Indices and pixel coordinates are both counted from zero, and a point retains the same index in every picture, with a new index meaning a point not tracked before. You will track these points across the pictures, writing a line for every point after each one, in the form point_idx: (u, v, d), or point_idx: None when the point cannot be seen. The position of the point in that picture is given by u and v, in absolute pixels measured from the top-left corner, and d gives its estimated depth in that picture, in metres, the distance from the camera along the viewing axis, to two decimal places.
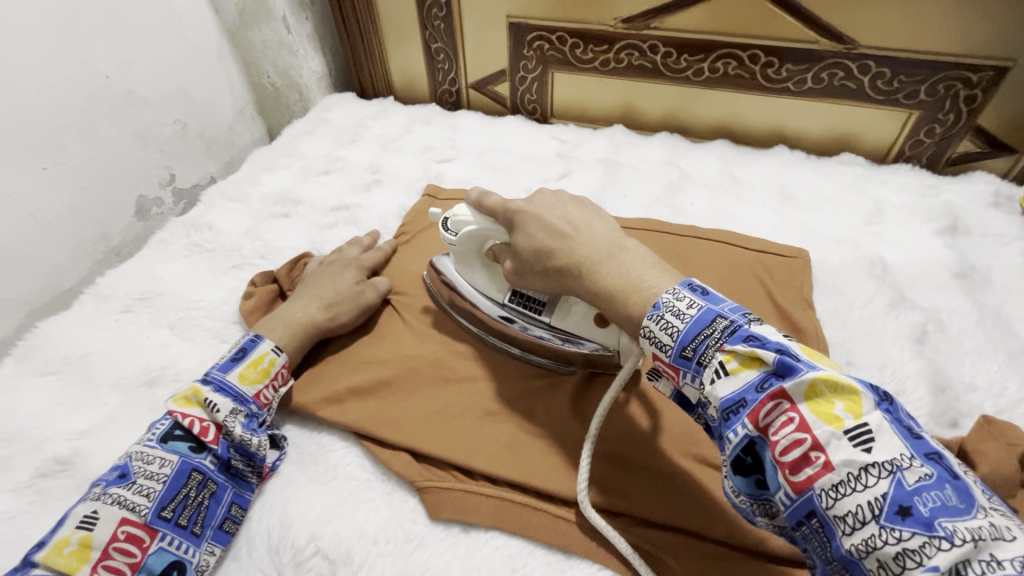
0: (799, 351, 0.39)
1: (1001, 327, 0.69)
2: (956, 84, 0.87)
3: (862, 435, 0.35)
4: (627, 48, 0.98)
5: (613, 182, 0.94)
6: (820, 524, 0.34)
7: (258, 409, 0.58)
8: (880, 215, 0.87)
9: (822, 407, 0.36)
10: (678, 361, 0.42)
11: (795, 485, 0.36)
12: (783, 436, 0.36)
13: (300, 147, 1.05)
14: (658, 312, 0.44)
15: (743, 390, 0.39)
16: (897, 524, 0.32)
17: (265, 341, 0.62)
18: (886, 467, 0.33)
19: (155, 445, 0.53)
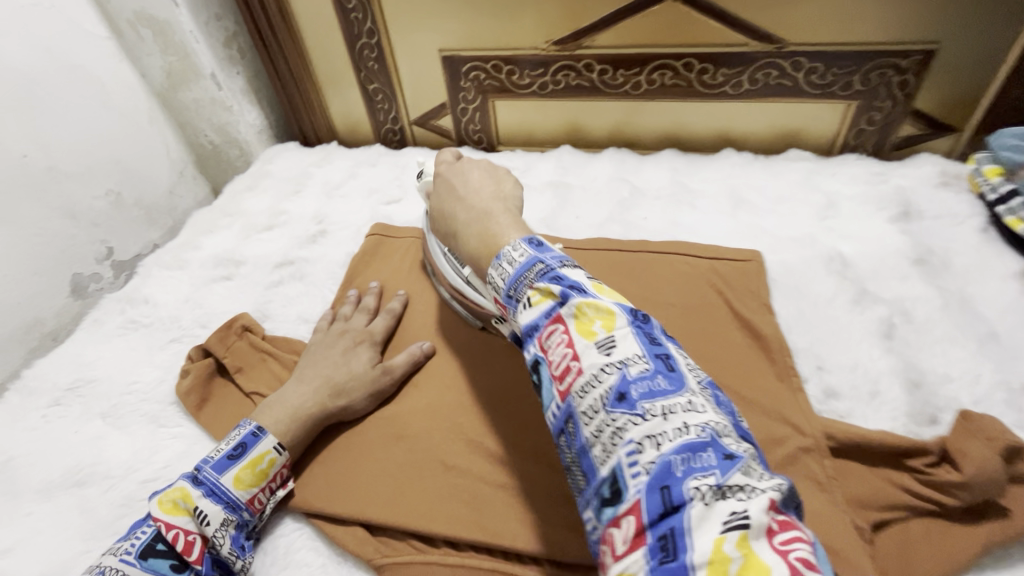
0: (653, 324, 0.42)
1: (967, 312, 0.68)
2: (887, 71, 0.88)
3: (622, 348, 0.39)
4: (562, 69, 0.98)
5: (564, 205, 0.92)
6: (586, 426, 0.37)
7: (250, 517, 0.53)
8: (834, 208, 0.86)
9: (587, 324, 0.40)
10: (504, 297, 0.45)
11: (567, 394, 0.39)
12: (557, 350, 0.40)
13: (242, 204, 1.01)
14: (498, 262, 0.47)
15: (537, 315, 0.42)
16: (640, 419, 0.36)
17: (268, 436, 0.57)
18: (634, 373, 0.37)
19: (132, 562, 0.48)
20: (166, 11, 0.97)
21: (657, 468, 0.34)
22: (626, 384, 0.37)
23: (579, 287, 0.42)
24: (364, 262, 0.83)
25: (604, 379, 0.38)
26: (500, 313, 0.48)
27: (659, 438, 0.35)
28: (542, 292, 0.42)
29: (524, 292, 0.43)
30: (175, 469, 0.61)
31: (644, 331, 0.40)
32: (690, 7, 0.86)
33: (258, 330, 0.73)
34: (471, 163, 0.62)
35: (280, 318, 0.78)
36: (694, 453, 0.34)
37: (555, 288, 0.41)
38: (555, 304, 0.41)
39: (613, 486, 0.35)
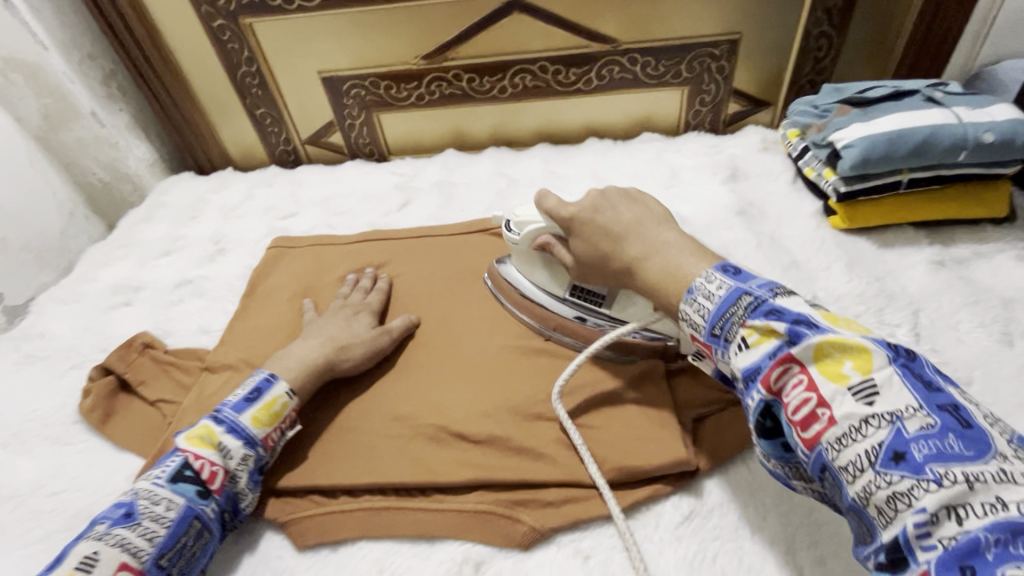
0: (920, 361, 0.41)
1: (774, 248, 0.82)
2: (706, 59, 1.04)
3: (888, 399, 0.39)
4: (435, 80, 1.08)
5: (449, 201, 1.02)
6: (851, 485, 0.38)
7: (263, 454, 0.59)
8: (677, 178, 1.00)
9: (834, 367, 0.41)
10: (707, 335, 0.49)
11: (816, 444, 0.40)
12: (796, 394, 0.42)
13: (138, 235, 1.03)
14: (691, 297, 0.51)
15: (760, 355, 0.44)
16: (931, 484, 0.35)
17: (280, 383, 0.63)
18: (912, 431, 0.37)
19: (163, 485, 0.53)
20: (34, 55, 1.00)
21: (959, 543, 0.33)
22: (904, 442, 0.37)
23: (804, 322, 0.43)
24: (261, 272, 0.88)
25: (873, 433, 0.38)
26: (702, 351, 0.51)
27: (962, 511, 0.34)
28: (761, 329, 0.45)
29: (736, 330, 0.46)
30: (83, 479, 0.64)
31: (912, 373, 0.40)
32: (532, 16, 0.99)
33: (158, 344, 0.76)
34: (605, 190, 0.64)
35: (181, 332, 0.82)
36: (1015, 537, 0.32)
37: (778, 327, 0.44)
38: (784, 343, 0.43)
39: (894, 552, 0.36)
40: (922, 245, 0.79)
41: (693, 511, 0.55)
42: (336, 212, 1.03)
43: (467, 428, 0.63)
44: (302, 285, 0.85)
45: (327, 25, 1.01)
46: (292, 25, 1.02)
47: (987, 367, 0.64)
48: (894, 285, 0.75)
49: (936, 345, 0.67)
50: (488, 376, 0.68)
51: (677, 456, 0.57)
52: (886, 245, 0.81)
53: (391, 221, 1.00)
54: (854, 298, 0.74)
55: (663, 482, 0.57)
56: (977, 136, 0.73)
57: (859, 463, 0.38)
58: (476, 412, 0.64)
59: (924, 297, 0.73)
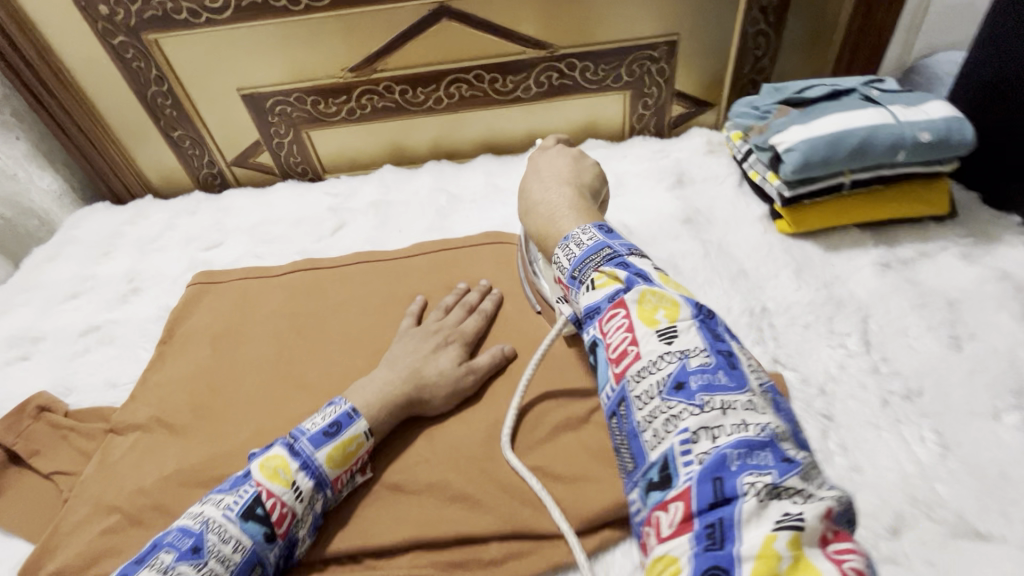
0: (716, 321, 0.46)
1: (721, 257, 0.80)
2: (645, 62, 1.01)
3: (683, 339, 0.43)
4: (364, 93, 1.01)
5: (386, 222, 0.96)
6: (641, 411, 0.42)
7: (330, 495, 0.53)
8: (623, 186, 0.97)
9: (650, 312, 0.45)
10: (568, 277, 0.53)
11: (622, 377, 0.45)
12: (617, 333, 0.46)
13: (42, 277, 0.93)
14: (566, 244, 0.55)
15: (602, 297, 0.48)
16: (698, 410, 0.40)
17: (360, 420, 0.56)
18: (694, 365, 0.42)
19: (234, 520, 0.46)
20: None
21: (711, 459, 0.37)
22: (685, 373, 0.41)
23: (642, 277, 0.48)
24: (177, 313, 0.81)
25: (664, 367, 0.42)
26: (565, 292, 0.54)
27: (718, 431, 0.39)
28: (607, 275, 0.49)
29: (591, 274, 0.50)
30: None
31: (706, 326, 0.45)
32: (463, 23, 0.94)
33: (57, 405, 0.69)
34: (547, 155, 0.72)
35: (85, 388, 0.73)
36: (750, 451, 0.37)
37: (620, 274, 0.48)
38: (620, 288, 0.48)
39: (664, 471, 0.39)
40: (868, 247, 0.78)
41: None
42: (265, 240, 0.96)
43: (401, 479, 0.57)
44: (224, 326, 0.78)
45: (241, 39, 0.94)
46: (202, 39, 0.94)
47: (937, 375, 0.62)
48: (842, 291, 0.73)
49: (887, 353, 0.65)
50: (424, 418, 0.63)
51: (624, 498, 0.53)
52: (832, 249, 0.79)
53: (324, 247, 0.93)
54: (804, 307, 0.71)
55: (612, 527, 0.53)
56: (914, 135, 0.72)
57: (650, 393, 0.42)
58: (411, 460, 0.59)
59: (873, 302, 0.71)
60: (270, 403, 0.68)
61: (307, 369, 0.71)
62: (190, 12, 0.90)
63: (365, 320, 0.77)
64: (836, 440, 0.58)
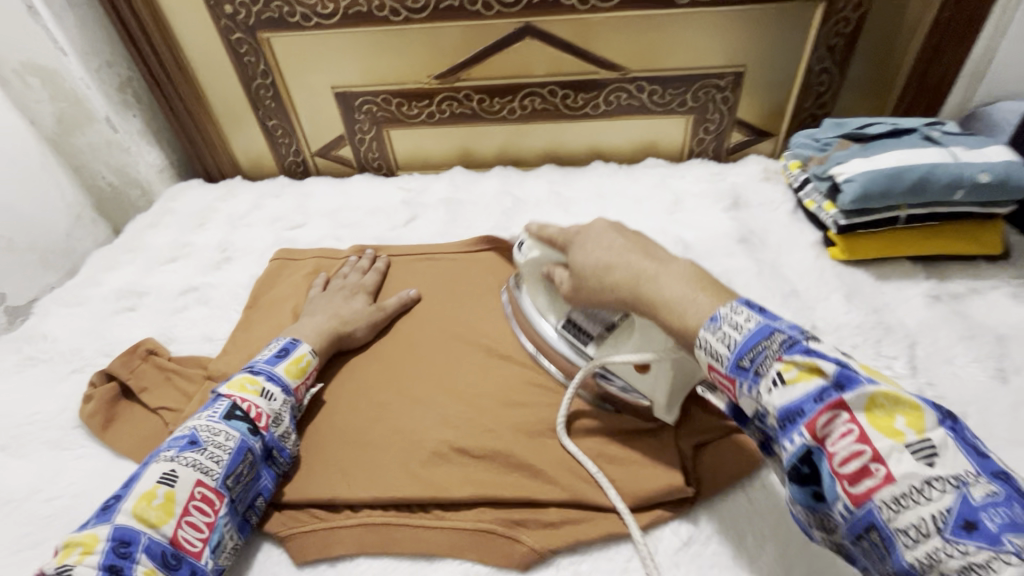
0: (965, 425, 0.39)
1: (774, 276, 0.84)
2: (711, 90, 1.07)
3: (946, 460, 0.37)
4: (446, 99, 1.10)
5: (456, 218, 1.03)
6: (910, 550, 0.35)
7: (296, 402, 0.64)
8: (680, 204, 1.02)
9: (885, 420, 0.39)
10: (731, 366, 0.44)
11: (865, 500, 0.37)
12: (844, 445, 0.39)
13: (144, 240, 1.03)
14: (714, 324, 0.45)
15: (802, 396, 0.41)
16: (995, 548, 0.33)
17: (304, 344, 0.69)
18: (978, 498, 0.35)
19: (219, 421, 0.56)
20: (53, 61, 1.01)
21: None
22: (971, 508, 0.34)
23: (845, 364, 0.41)
24: (266, 283, 0.89)
25: (938, 497, 0.36)
26: (722, 386, 0.46)
27: (1010, 562, 0.32)
28: (803, 365, 0.42)
29: (772, 364, 0.43)
30: (83, 484, 0.64)
31: (960, 435, 0.38)
32: (545, 42, 1.01)
33: (163, 349, 0.77)
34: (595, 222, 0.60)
35: (185, 340, 0.82)
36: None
37: (823, 364, 0.41)
38: (830, 385, 0.40)
39: None
40: (919, 279, 0.81)
41: (691, 538, 0.55)
42: (344, 225, 1.04)
43: (468, 444, 0.63)
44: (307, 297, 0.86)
45: (343, 42, 1.03)
46: (309, 40, 1.04)
47: (981, 403, 0.65)
48: (891, 317, 0.76)
49: (932, 379, 0.68)
50: (490, 393, 0.69)
51: (673, 482, 0.57)
52: (883, 278, 0.82)
53: (398, 236, 1.01)
54: (853, 329, 0.75)
55: (662, 507, 0.57)
56: (973, 176, 0.76)
57: (923, 528, 0.35)
58: (477, 428, 0.65)
59: (921, 330, 0.74)
60: (348, 367, 0.74)
61: (382, 340, 0.78)
62: (303, 16, 1.00)
63: (435, 303, 0.83)
64: None
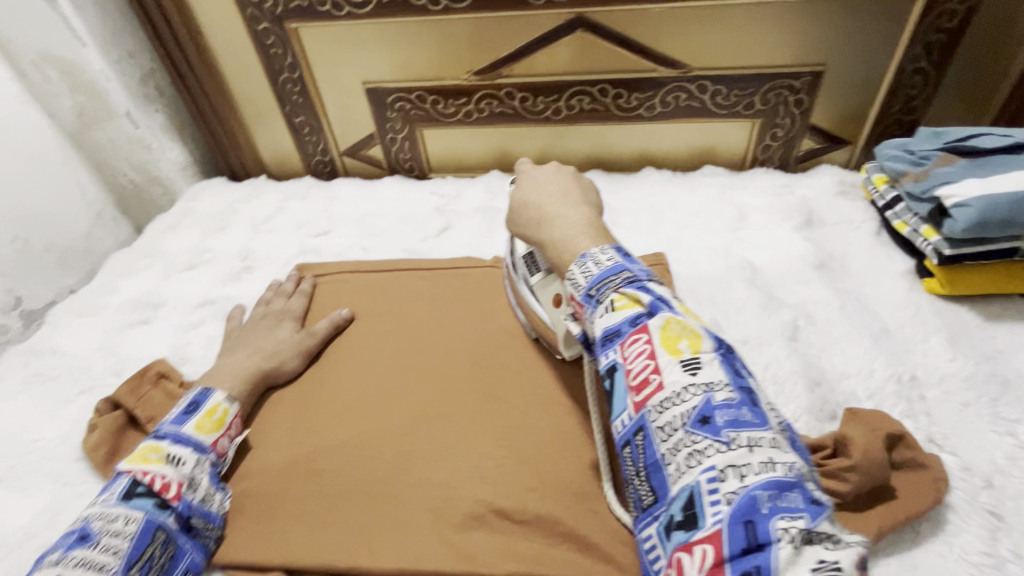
0: (737, 354, 0.43)
1: (861, 312, 0.73)
2: (783, 91, 0.95)
3: (708, 372, 0.40)
4: (485, 97, 1.00)
5: (493, 229, 0.94)
6: (666, 450, 0.39)
7: (216, 459, 0.58)
8: (744, 220, 0.91)
9: (673, 339, 0.42)
10: (583, 295, 0.48)
11: (642, 406, 0.41)
12: (638, 360, 0.42)
13: (163, 244, 0.97)
14: (582, 261, 0.50)
15: (621, 320, 0.44)
16: (726, 446, 0.37)
17: (217, 392, 0.62)
18: (719, 400, 0.38)
19: (115, 503, 0.49)
20: (73, 51, 0.95)
21: (741, 502, 0.34)
22: (710, 406, 0.38)
23: (665, 301, 0.45)
24: (276, 292, 0.80)
25: (688, 397, 0.39)
26: (574, 310, 0.50)
27: (746, 471, 0.35)
28: (628, 296, 0.45)
29: (608, 295, 0.46)
30: None
31: (729, 360, 0.42)
32: (598, 36, 0.91)
33: (174, 373, 0.70)
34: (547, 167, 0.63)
35: (199, 360, 0.75)
36: (781, 492, 0.34)
37: (643, 296, 0.44)
38: (644, 313, 0.44)
39: (687, 511, 0.36)
40: None
41: None
42: (372, 233, 0.96)
43: (509, 507, 0.55)
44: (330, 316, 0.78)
45: (376, 34, 0.95)
46: (339, 31, 0.95)
47: None
48: (1008, 369, 0.64)
49: None
50: (533, 443, 0.60)
51: None
52: (994, 320, 0.70)
53: (430, 247, 0.92)
54: (961, 382, 0.64)
55: None
56: None
57: (674, 424, 0.39)
58: (519, 487, 0.56)
59: None
60: (372, 401, 0.66)
61: (411, 369, 0.69)
62: (334, 5, 0.92)
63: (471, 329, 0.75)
64: (1010, 546, 0.50)
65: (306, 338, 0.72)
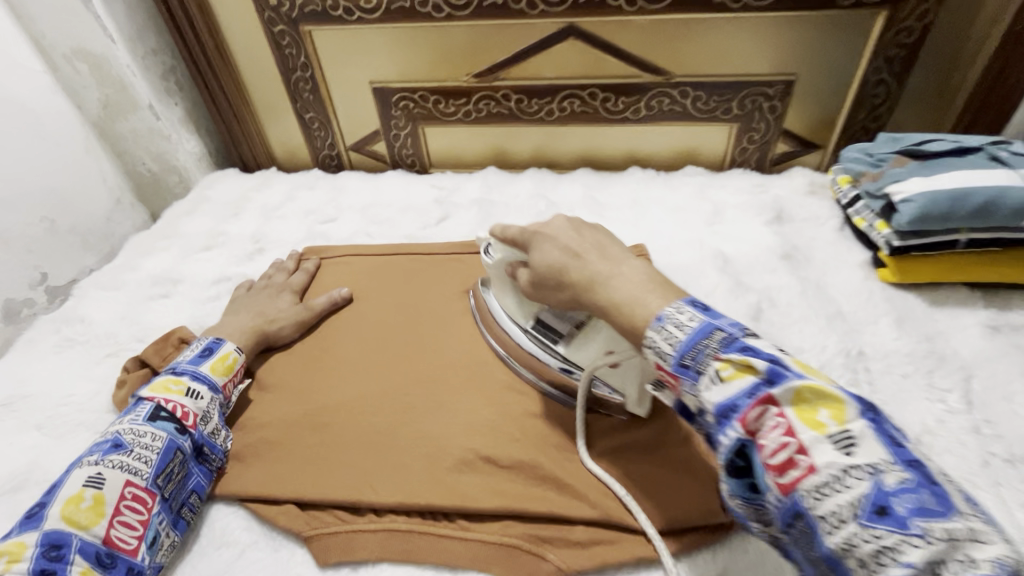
0: (885, 416, 0.38)
1: (819, 296, 0.80)
2: (758, 98, 1.03)
3: (867, 450, 0.36)
4: (483, 98, 1.08)
5: (488, 219, 1.01)
6: (832, 537, 0.35)
7: (224, 399, 0.65)
8: (720, 215, 0.99)
9: (811, 414, 0.38)
10: (674, 364, 0.43)
11: (793, 490, 0.36)
12: (773, 437, 0.38)
13: (181, 227, 1.04)
14: (661, 325, 0.44)
15: (737, 392, 0.39)
16: (916, 540, 0.32)
17: (228, 342, 0.69)
18: (891, 483, 0.34)
19: (143, 423, 0.57)
20: (102, 47, 1.03)
21: None
22: (883, 494, 0.34)
23: (779, 361, 0.40)
24: (281, 268, 0.88)
25: (852, 483, 0.35)
26: (666, 382, 0.45)
27: (941, 568, 0.31)
28: (737, 363, 0.40)
29: (709, 363, 0.41)
30: None
31: (881, 426, 0.37)
32: (588, 43, 0.99)
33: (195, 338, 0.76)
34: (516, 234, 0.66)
35: None
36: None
37: (756, 362, 0.40)
38: (762, 381, 0.39)
39: None
40: (976, 307, 0.76)
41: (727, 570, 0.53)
42: (376, 221, 1.03)
43: (496, 453, 0.62)
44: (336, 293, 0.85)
45: (384, 38, 1.03)
46: (349, 34, 1.03)
47: None
48: (945, 346, 0.72)
49: (990, 416, 0.64)
50: (519, 402, 0.67)
51: (711, 508, 0.55)
52: (937, 304, 0.78)
53: (430, 234, 1.00)
54: (903, 357, 0.71)
55: (697, 534, 0.55)
56: None
57: (839, 515, 0.34)
58: (505, 438, 0.63)
59: (978, 363, 0.70)
60: (374, 366, 0.73)
61: (411, 339, 0.76)
62: (345, 10, 1.00)
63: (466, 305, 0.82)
64: None
65: (304, 311, 0.79)
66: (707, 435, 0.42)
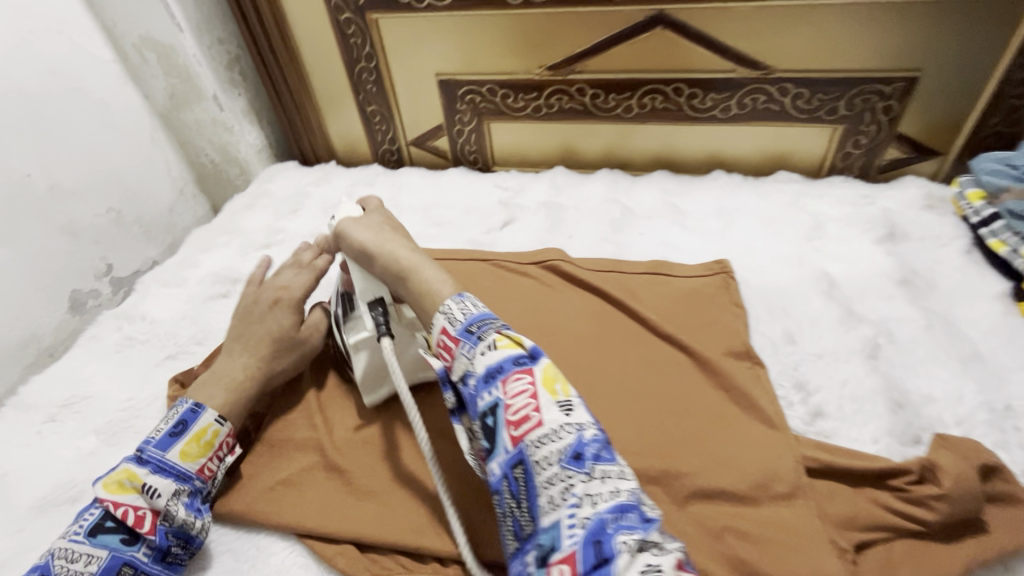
0: None
1: (950, 333, 0.69)
2: (871, 97, 0.90)
3: (578, 414, 0.46)
4: (556, 93, 1.00)
5: (557, 226, 0.94)
6: (541, 476, 0.44)
7: (202, 484, 0.56)
8: (821, 229, 0.87)
9: (551, 381, 0.48)
10: (461, 330, 0.51)
11: (521, 440, 0.45)
12: (518, 398, 0.46)
13: (240, 222, 1.02)
14: (460, 300, 0.54)
15: (502, 359, 0.48)
16: (590, 478, 0.43)
17: (207, 411, 0.59)
18: (590, 436, 0.45)
19: (82, 539, 0.50)
20: (172, 37, 1.00)
21: (592, 524, 0.40)
22: (583, 445, 0.44)
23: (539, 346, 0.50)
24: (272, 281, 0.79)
25: (565, 435, 0.44)
26: (444, 349, 0.52)
27: (597, 498, 0.42)
28: (510, 338, 0.50)
29: (490, 334, 0.50)
30: None
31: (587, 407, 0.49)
32: (678, 34, 0.89)
33: None
34: (373, 214, 0.67)
35: None
36: (623, 514, 0.41)
37: (525, 340, 0.50)
38: (525, 354, 0.49)
39: (551, 538, 0.42)
40: None
41: None
42: (437, 223, 0.98)
43: None
44: None
45: (454, 26, 0.96)
46: (418, 23, 0.97)
47: None
48: None
49: None
50: None
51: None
52: None
53: (493, 240, 0.93)
54: None
55: None
56: None
57: (550, 460, 0.44)
58: None
59: None
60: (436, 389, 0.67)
61: None
62: None
63: (529, 327, 0.74)
64: None
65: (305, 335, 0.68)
66: (466, 399, 0.49)
